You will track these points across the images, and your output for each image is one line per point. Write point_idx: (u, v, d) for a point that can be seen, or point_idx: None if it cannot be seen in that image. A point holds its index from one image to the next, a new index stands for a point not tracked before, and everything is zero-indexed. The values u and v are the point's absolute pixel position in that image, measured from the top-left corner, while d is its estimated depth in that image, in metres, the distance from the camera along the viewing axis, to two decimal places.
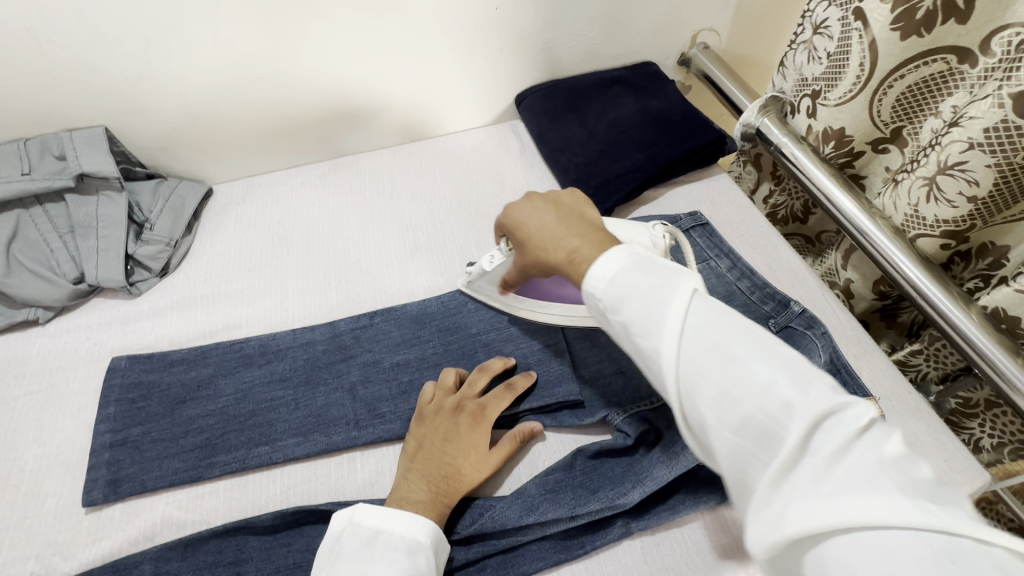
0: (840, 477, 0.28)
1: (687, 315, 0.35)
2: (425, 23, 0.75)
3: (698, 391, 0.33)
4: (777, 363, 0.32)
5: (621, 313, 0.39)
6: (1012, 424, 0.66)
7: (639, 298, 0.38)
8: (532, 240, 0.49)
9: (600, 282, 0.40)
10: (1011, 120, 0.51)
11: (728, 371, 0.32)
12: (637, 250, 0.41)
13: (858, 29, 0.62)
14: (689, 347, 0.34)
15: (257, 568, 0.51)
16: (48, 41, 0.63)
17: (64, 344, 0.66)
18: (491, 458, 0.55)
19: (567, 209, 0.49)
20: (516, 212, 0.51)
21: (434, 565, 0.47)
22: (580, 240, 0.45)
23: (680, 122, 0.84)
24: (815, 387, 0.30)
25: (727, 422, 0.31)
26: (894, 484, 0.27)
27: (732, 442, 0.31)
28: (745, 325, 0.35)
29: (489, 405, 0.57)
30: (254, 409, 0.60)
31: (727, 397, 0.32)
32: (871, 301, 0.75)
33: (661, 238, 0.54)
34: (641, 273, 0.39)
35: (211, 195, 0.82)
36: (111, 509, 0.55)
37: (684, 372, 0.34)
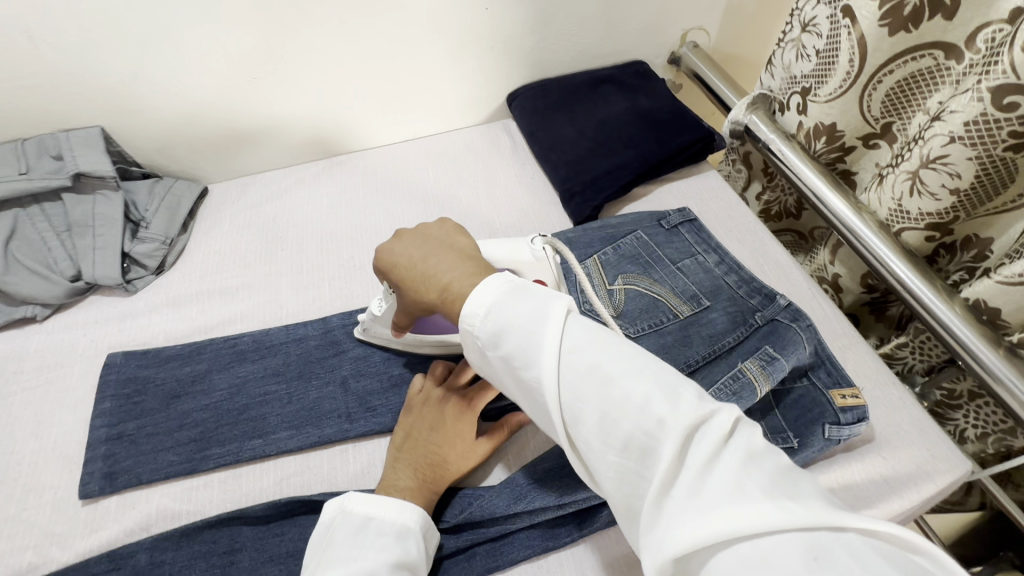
0: (711, 489, 0.31)
1: (562, 342, 0.37)
2: (416, 22, 0.76)
3: (582, 417, 0.35)
4: (648, 381, 0.35)
5: (501, 348, 0.38)
6: (996, 414, 0.67)
7: (515, 332, 0.38)
8: (406, 277, 0.46)
9: (475, 318, 0.40)
10: (990, 114, 0.53)
11: (607, 397, 0.35)
12: (513, 278, 0.41)
13: (846, 26, 0.63)
14: (569, 376, 0.36)
15: (250, 557, 0.53)
16: (45, 43, 0.64)
17: (61, 341, 0.67)
18: (476, 449, 0.56)
19: (438, 241, 0.47)
20: (387, 248, 0.48)
21: (423, 550, 0.48)
22: (454, 274, 0.43)
23: (668, 120, 0.85)
24: (683, 404, 0.33)
25: (608, 445, 0.34)
26: (759, 488, 0.30)
27: (616, 464, 0.34)
28: (620, 347, 0.37)
29: (477, 397, 0.56)
30: (248, 404, 0.61)
31: (609, 422, 0.34)
32: (859, 294, 0.76)
33: (542, 252, 0.56)
34: (514, 303, 0.39)
35: (206, 194, 0.83)
36: (107, 501, 0.56)
37: (566, 401, 0.36)
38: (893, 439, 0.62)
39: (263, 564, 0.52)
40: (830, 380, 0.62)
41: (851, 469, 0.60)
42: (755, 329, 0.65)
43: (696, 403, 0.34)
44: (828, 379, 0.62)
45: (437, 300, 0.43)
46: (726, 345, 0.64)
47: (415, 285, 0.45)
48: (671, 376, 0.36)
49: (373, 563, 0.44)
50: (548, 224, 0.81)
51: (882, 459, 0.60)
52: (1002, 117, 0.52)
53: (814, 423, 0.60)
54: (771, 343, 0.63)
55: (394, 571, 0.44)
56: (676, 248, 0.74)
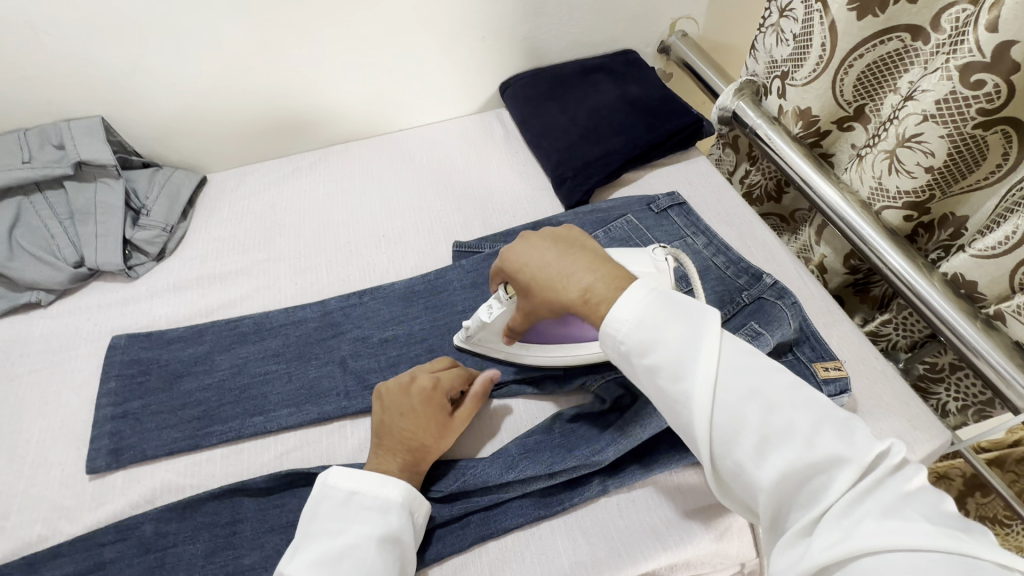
0: (867, 508, 0.33)
1: (720, 363, 0.39)
2: (409, 12, 0.78)
3: (738, 440, 0.37)
4: (814, 414, 0.37)
5: (647, 357, 0.41)
6: (975, 385, 0.69)
7: (665, 347, 0.40)
8: (534, 276, 0.48)
9: (622, 324, 0.42)
10: (958, 92, 0.55)
11: (771, 422, 0.37)
12: (654, 284, 0.43)
13: (818, 10, 0.65)
14: (727, 397, 0.38)
15: (253, 527, 0.54)
16: (46, 33, 0.66)
17: (65, 325, 0.69)
18: (454, 426, 0.56)
19: (568, 243, 0.49)
20: (514, 248, 0.51)
21: (409, 519, 0.50)
22: (592, 277, 0.45)
23: (659, 107, 0.87)
24: (857, 442, 0.35)
25: (763, 468, 0.36)
26: (921, 514, 0.32)
27: (770, 488, 0.36)
28: (788, 377, 0.39)
29: (442, 379, 0.57)
30: (250, 382, 0.63)
31: (770, 446, 0.36)
32: (844, 276, 0.79)
33: (665, 262, 0.53)
34: (660, 313, 0.41)
35: (204, 183, 0.84)
36: (113, 476, 0.58)
37: (721, 424, 0.38)
38: (875, 412, 0.63)
39: (265, 534, 0.54)
40: (815, 354, 0.64)
41: None
42: (741, 307, 0.67)
43: (868, 438, 0.36)
44: (813, 353, 0.64)
45: (574, 303, 0.45)
46: None
47: (546, 285, 0.47)
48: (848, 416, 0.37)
49: (360, 541, 0.46)
50: (541, 209, 0.83)
51: (863, 430, 0.62)
52: (969, 94, 0.54)
53: None
54: (757, 319, 0.65)
55: (380, 545, 0.46)
56: (665, 231, 0.75)
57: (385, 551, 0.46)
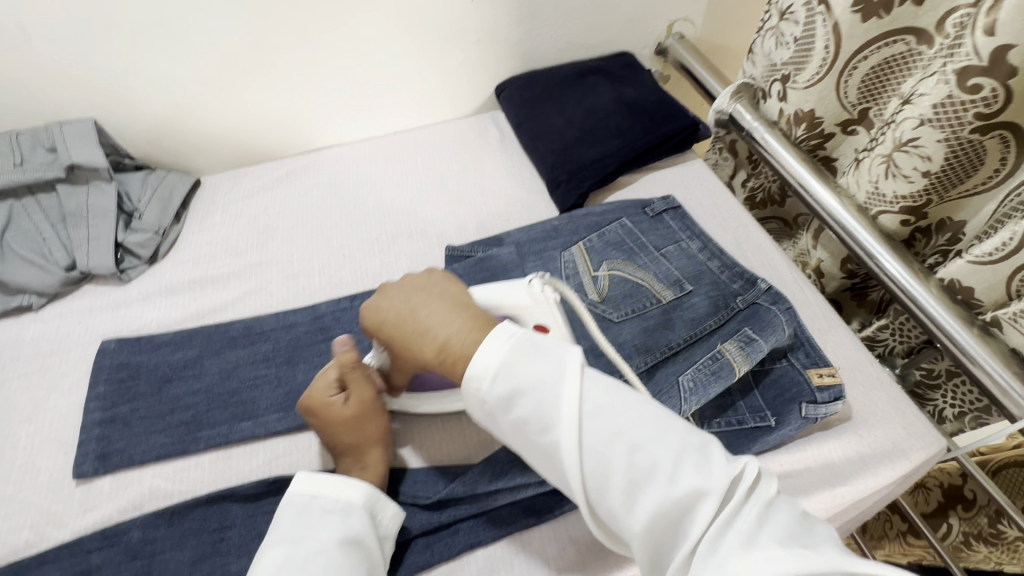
0: (729, 537, 0.36)
1: (584, 407, 0.39)
2: (403, 14, 0.77)
3: (609, 484, 0.38)
4: (673, 447, 0.38)
5: (511, 413, 0.40)
6: (971, 392, 0.68)
7: (529, 397, 0.39)
8: (392, 331, 0.48)
9: (482, 380, 0.40)
10: (956, 96, 0.54)
11: (637, 463, 0.38)
12: (511, 327, 0.42)
13: (821, 13, 0.65)
14: (593, 443, 0.38)
15: (240, 534, 0.54)
16: (38, 36, 0.66)
17: (56, 328, 0.69)
18: (353, 414, 0.54)
19: (425, 292, 0.48)
20: (372, 304, 0.50)
21: (371, 522, 0.50)
22: (448, 328, 0.44)
23: (654, 109, 0.86)
24: (714, 471, 0.37)
25: (635, 511, 0.38)
26: (773, 536, 0.36)
27: (643, 530, 0.37)
28: (647, 411, 0.40)
29: (316, 384, 0.56)
30: (239, 387, 0.63)
31: (638, 488, 0.38)
32: (841, 280, 0.78)
33: (543, 293, 0.54)
34: (517, 361, 0.40)
35: (198, 185, 0.84)
36: (101, 481, 0.58)
37: (591, 471, 0.38)
38: (870, 419, 0.63)
39: (252, 541, 0.54)
40: (809, 360, 0.63)
41: (829, 446, 0.61)
42: (736, 312, 0.66)
43: (724, 462, 0.38)
44: (807, 359, 0.63)
45: (433, 358, 0.44)
46: (707, 328, 0.65)
47: (406, 339, 0.47)
48: (702, 443, 0.39)
49: (320, 545, 0.46)
50: (535, 213, 0.82)
51: (858, 437, 0.61)
52: (967, 99, 0.53)
53: (792, 401, 0.61)
54: (751, 325, 0.64)
55: (343, 548, 0.46)
56: (659, 235, 0.74)
57: (349, 553, 0.46)
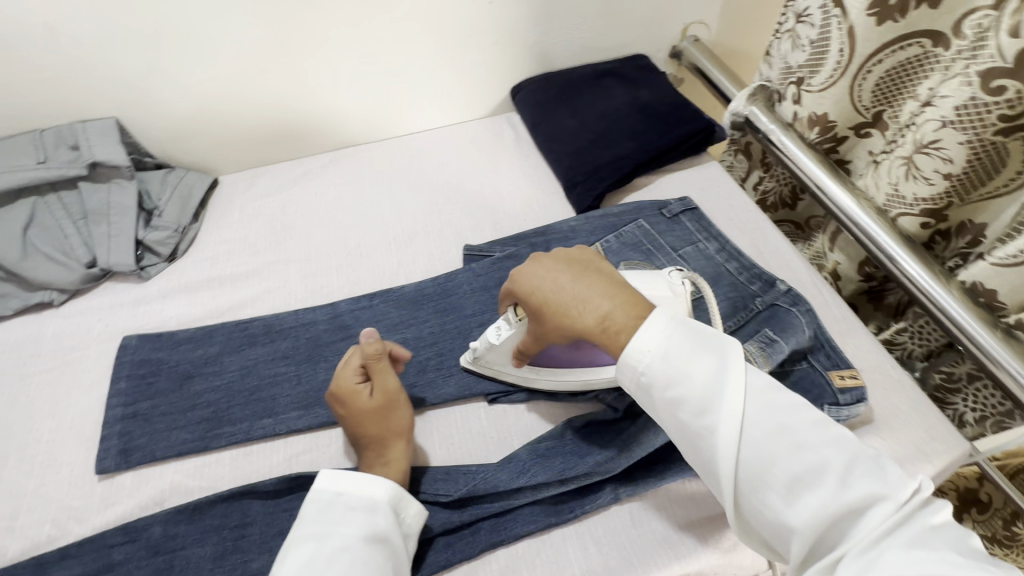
0: (894, 539, 0.38)
1: (746, 403, 0.43)
2: (421, 16, 0.78)
3: (768, 479, 0.41)
4: (843, 453, 0.41)
5: (669, 392, 0.45)
6: (994, 396, 0.68)
7: (693, 381, 0.44)
8: (546, 300, 0.49)
9: (642, 355, 0.45)
10: (978, 98, 0.54)
11: (802, 460, 0.41)
12: (669, 312, 0.47)
13: (837, 16, 0.65)
14: (756, 434, 0.42)
15: (262, 530, 0.54)
16: (64, 35, 0.66)
17: (77, 325, 0.69)
18: (382, 401, 0.55)
19: (581, 267, 0.50)
20: (525, 271, 0.51)
21: (395, 519, 0.50)
22: (609, 305, 0.47)
23: (670, 111, 0.86)
24: (891, 478, 0.40)
25: (796, 507, 0.40)
26: (944, 544, 0.37)
27: (803, 527, 0.40)
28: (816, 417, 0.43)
29: (341, 376, 0.56)
30: (259, 384, 0.63)
31: (800, 485, 0.41)
32: (858, 283, 0.78)
33: (681, 284, 0.54)
34: (683, 343, 0.45)
35: (215, 185, 0.84)
36: (122, 477, 0.58)
37: (746, 461, 0.42)
38: (892, 421, 0.62)
39: (274, 538, 0.54)
40: (830, 362, 0.63)
41: None
42: (754, 313, 0.66)
43: (901, 474, 0.41)
44: (828, 361, 0.63)
45: (592, 330, 0.47)
46: (725, 329, 0.65)
47: (560, 310, 0.48)
48: (874, 454, 0.42)
49: (344, 543, 0.46)
50: (551, 213, 0.82)
51: (881, 440, 0.61)
52: (990, 100, 0.53)
53: (813, 403, 0.61)
54: (771, 326, 0.64)
55: (367, 545, 0.46)
56: (677, 236, 0.74)
57: (373, 552, 0.46)
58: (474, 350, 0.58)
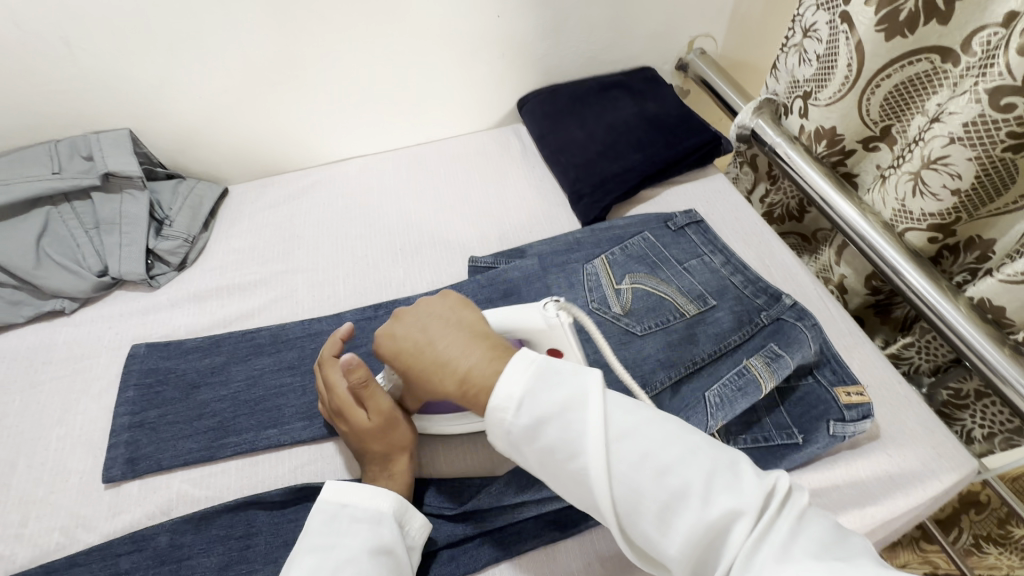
0: (765, 556, 0.35)
1: (608, 434, 0.40)
2: (430, 29, 0.79)
3: (640, 511, 0.39)
4: (704, 467, 0.39)
5: (537, 442, 0.41)
6: (1003, 414, 0.67)
7: (555, 427, 0.40)
8: (411, 358, 0.48)
9: (507, 409, 0.41)
10: (988, 115, 0.54)
11: (669, 485, 0.38)
12: (532, 355, 0.43)
13: (845, 31, 0.65)
14: (623, 468, 0.39)
15: (267, 541, 0.54)
16: (81, 49, 0.68)
17: (87, 333, 0.70)
18: (381, 417, 0.54)
19: (444, 321, 0.49)
20: (388, 332, 0.50)
21: (399, 532, 0.50)
22: (468, 360, 0.45)
23: (676, 124, 0.87)
24: (747, 486, 0.38)
25: (670, 536, 0.38)
26: (808, 551, 0.35)
27: (682, 556, 0.38)
28: (672, 431, 0.41)
29: (335, 397, 0.55)
30: (265, 395, 0.63)
31: (671, 512, 0.38)
32: (864, 296, 0.78)
33: (556, 318, 0.51)
34: (544, 392, 0.41)
35: (226, 195, 0.86)
36: (130, 485, 0.58)
37: (621, 495, 0.39)
38: (900, 437, 0.62)
39: (279, 548, 0.54)
40: (836, 378, 0.63)
41: (857, 465, 0.60)
42: (760, 328, 0.66)
43: (756, 478, 0.38)
44: (834, 377, 0.63)
45: (455, 390, 0.45)
46: (730, 344, 0.64)
47: (426, 370, 0.47)
48: (729, 460, 0.39)
49: (350, 554, 0.46)
50: (557, 225, 0.83)
51: (888, 456, 0.61)
52: (999, 117, 0.53)
53: (818, 419, 0.60)
54: (777, 341, 0.64)
55: (372, 557, 0.46)
56: (682, 249, 0.74)
57: (378, 564, 0.46)
58: None
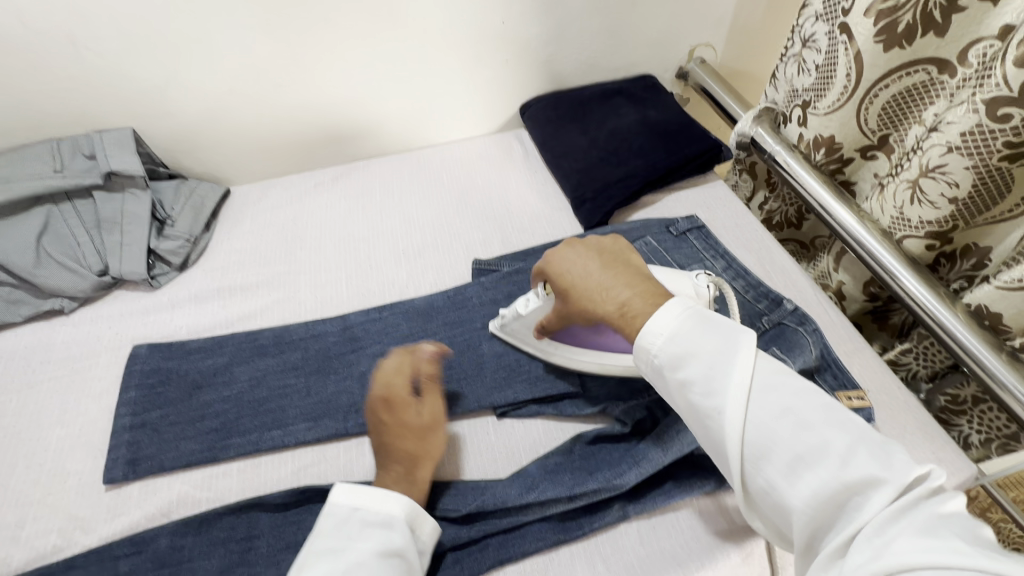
0: (902, 528, 0.35)
1: (752, 379, 0.42)
2: (437, 33, 0.80)
3: (769, 458, 0.40)
4: (851, 437, 0.39)
5: (679, 373, 0.44)
6: (1000, 419, 0.68)
7: (700, 360, 0.43)
8: (576, 286, 0.52)
9: (654, 339, 0.45)
10: (985, 124, 0.55)
11: (805, 442, 0.39)
12: (688, 302, 0.47)
13: (844, 41, 0.66)
14: (760, 415, 0.41)
15: (269, 543, 0.54)
16: (86, 48, 0.68)
17: (86, 333, 0.69)
18: (428, 420, 0.56)
19: (611, 257, 0.52)
20: (558, 255, 0.54)
21: (411, 536, 0.49)
22: (630, 292, 0.48)
23: (678, 131, 0.88)
24: (895, 466, 0.37)
25: (796, 487, 0.39)
26: (956, 534, 0.33)
27: (804, 510, 0.38)
28: (819, 399, 0.41)
29: (394, 382, 0.57)
30: (268, 396, 0.63)
31: (802, 464, 0.39)
32: (862, 302, 0.79)
33: (705, 288, 0.55)
34: (696, 329, 0.44)
35: (228, 196, 0.85)
36: (129, 487, 0.57)
37: (750, 439, 0.41)
38: (900, 442, 0.62)
39: (281, 551, 0.53)
40: (837, 382, 0.63)
41: None
42: (761, 331, 0.67)
43: (909, 464, 0.38)
44: (835, 381, 0.63)
45: (611, 315, 0.48)
46: None
47: (586, 294, 0.51)
48: (883, 440, 0.39)
49: (360, 557, 0.45)
50: (560, 229, 0.83)
51: None
52: (996, 127, 0.55)
53: None
54: (779, 345, 0.64)
55: (383, 560, 0.46)
56: (684, 254, 0.75)
57: (388, 567, 0.45)
58: (503, 316, 0.63)
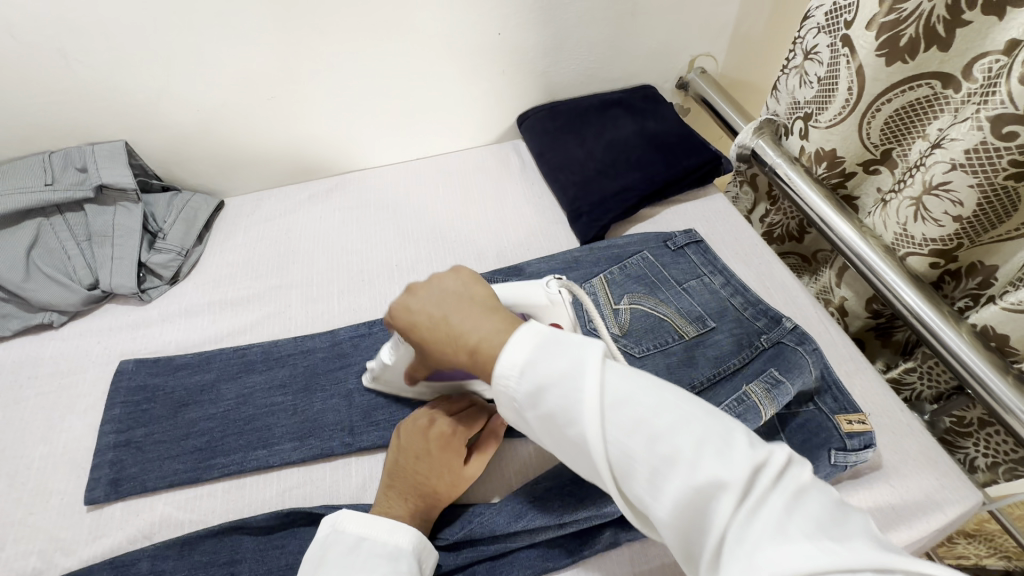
0: (757, 532, 0.32)
1: (604, 396, 0.36)
2: (432, 45, 0.79)
3: (633, 472, 0.36)
4: (694, 433, 0.35)
5: (539, 409, 0.38)
6: (1006, 443, 0.66)
7: (556, 391, 0.37)
8: (427, 333, 0.44)
9: (509, 377, 0.38)
10: (990, 142, 0.53)
11: (656, 451, 0.35)
12: (541, 325, 0.40)
13: (846, 54, 0.65)
14: (614, 431, 0.36)
15: (251, 568, 0.53)
16: (77, 61, 0.67)
17: (75, 347, 0.69)
18: (467, 474, 0.54)
19: (454, 295, 0.44)
20: (399, 304, 0.46)
21: (417, 569, 0.48)
22: (480, 331, 0.41)
23: (676, 143, 0.86)
24: (738, 456, 0.34)
25: (660, 500, 0.35)
26: (803, 530, 0.32)
27: (671, 522, 0.35)
28: (661, 396, 0.37)
29: (460, 424, 0.56)
30: (254, 414, 0.62)
31: (661, 476, 0.35)
32: (865, 319, 0.77)
33: (558, 296, 0.52)
34: (548, 358, 0.38)
35: (222, 208, 0.85)
36: (111, 508, 0.57)
37: (615, 457, 0.36)
38: (901, 467, 0.61)
39: None
40: (837, 406, 0.61)
41: (859, 495, 0.59)
42: (760, 351, 0.65)
43: (749, 448, 0.34)
44: (835, 405, 0.61)
45: (466, 359, 0.41)
46: (729, 368, 0.63)
47: (436, 342, 0.43)
48: (723, 425, 0.36)
49: None
50: (555, 242, 0.82)
51: (890, 488, 0.59)
52: (1001, 145, 0.53)
53: (819, 448, 0.59)
54: (777, 366, 0.62)
55: None
56: (681, 269, 0.74)
57: None
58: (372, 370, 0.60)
